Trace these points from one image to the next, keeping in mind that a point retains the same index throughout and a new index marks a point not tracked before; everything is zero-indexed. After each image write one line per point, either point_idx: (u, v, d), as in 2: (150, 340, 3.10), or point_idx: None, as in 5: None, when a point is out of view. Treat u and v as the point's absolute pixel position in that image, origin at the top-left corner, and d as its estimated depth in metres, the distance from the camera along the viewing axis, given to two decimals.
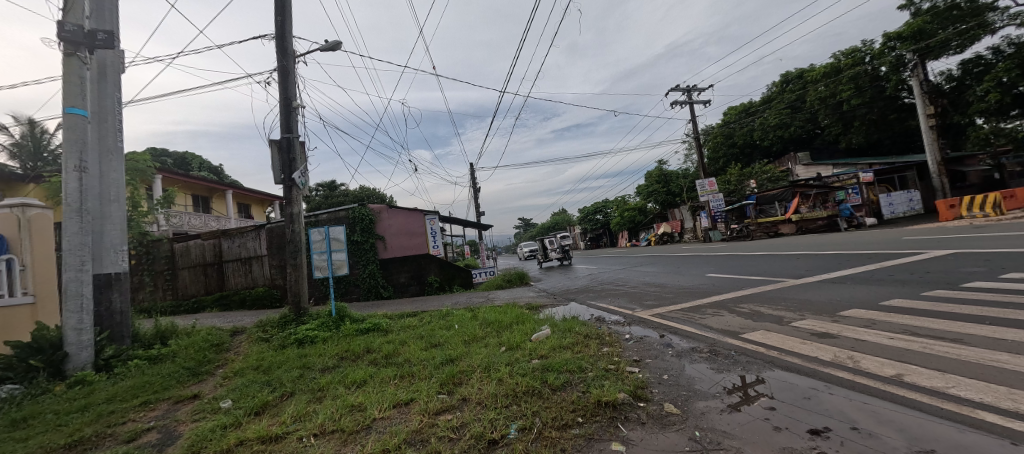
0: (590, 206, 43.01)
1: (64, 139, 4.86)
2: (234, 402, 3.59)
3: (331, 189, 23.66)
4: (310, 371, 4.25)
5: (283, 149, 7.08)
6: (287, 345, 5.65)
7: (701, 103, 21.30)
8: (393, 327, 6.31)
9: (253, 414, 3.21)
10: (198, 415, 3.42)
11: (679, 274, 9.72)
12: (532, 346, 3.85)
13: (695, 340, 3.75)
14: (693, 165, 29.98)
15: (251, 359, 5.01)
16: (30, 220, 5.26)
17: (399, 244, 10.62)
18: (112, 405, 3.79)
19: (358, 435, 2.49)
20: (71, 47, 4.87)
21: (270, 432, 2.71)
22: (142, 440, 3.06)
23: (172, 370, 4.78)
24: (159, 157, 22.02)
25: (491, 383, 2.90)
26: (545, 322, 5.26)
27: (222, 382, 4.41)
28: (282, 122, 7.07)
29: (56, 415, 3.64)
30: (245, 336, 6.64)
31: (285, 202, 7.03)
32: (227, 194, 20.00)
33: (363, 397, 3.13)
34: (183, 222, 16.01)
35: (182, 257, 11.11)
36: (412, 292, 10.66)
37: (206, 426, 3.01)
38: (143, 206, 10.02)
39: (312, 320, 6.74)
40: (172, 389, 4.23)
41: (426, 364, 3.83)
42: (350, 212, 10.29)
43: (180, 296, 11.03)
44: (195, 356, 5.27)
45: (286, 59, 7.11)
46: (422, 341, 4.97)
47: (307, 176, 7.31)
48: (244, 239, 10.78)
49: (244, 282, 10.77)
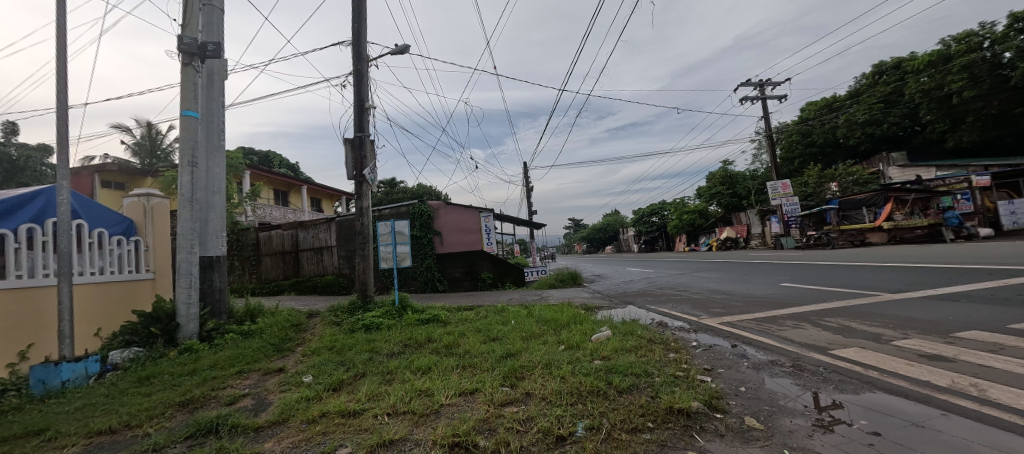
0: (646, 208, 41.43)
1: (181, 138, 5.60)
2: (314, 377, 3.93)
3: (391, 186, 24.94)
4: (378, 355, 4.53)
5: (356, 146, 7.60)
6: (356, 329, 6.07)
7: (775, 98, 19.64)
8: (452, 320, 6.53)
9: (330, 390, 3.49)
10: (284, 387, 3.79)
11: (762, 282, 8.85)
12: (593, 347, 3.79)
13: (775, 354, 3.46)
14: (763, 165, 27.74)
15: (326, 340, 5.44)
16: (154, 207, 6.10)
17: (457, 240, 10.98)
18: (215, 372, 4.32)
19: (428, 418, 2.61)
20: (187, 57, 5.62)
21: (348, 408, 2.93)
22: (240, 404, 3.46)
23: (260, 345, 5.32)
24: (247, 156, 24.64)
25: (555, 380, 2.91)
26: (603, 323, 5.14)
27: (302, 359, 4.83)
28: (355, 122, 7.58)
29: (173, 376, 4.23)
30: (320, 319, 7.22)
31: (356, 197, 7.53)
32: (302, 189, 21.85)
33: (429, 383, 3.26)
34: (266, 214, 17.82)
35: (265, 245, 12.33)
36: (466, 287, 10.93)
37: (293, 397, 3.32)
38: (235, 198, 11.25)
39: (378, 307, 7.17)
40: (261, 361, 4.72)
41: (487, 357, 3.92)
42: (411, 207, 10.79)
43: (263, 280, 12.26)
44: (279, 334, 5.83)
45: (360, 63, 7.62)
46: (481, 335, 5.09)
47: (375, 173, 7.78)
48: (317, 231, 11.71)
49: (316, 269, 11.71)
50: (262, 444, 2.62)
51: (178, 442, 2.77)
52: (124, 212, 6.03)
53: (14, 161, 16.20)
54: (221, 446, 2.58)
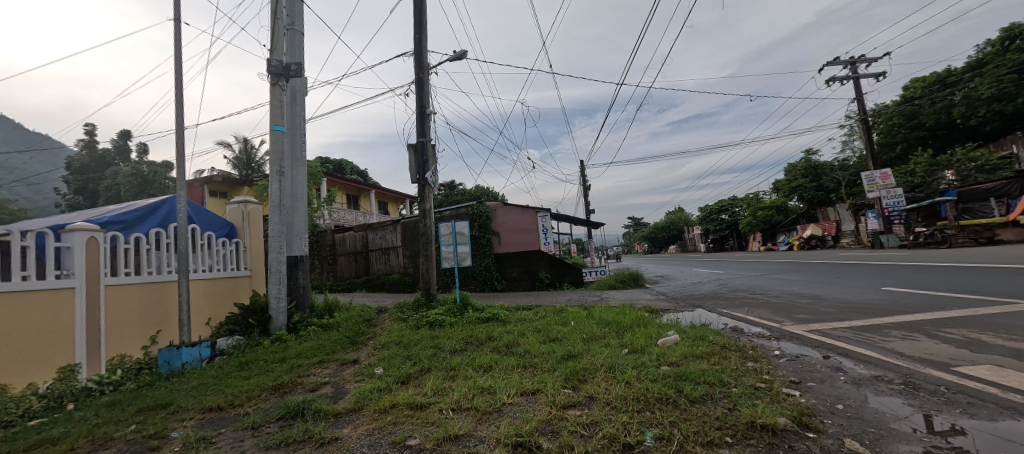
0: (714, 205, 38.71)
1: (271, 150, 6.28)
2: (384, 370, 4.17)
3: (451, 189, 25.82)
4: (441, 351, 4.71)
5: (418, 151, 7.95)
6: (421, 326, 6.36)
7: (870, 76, 17.37)
8: (511, 319, 6.58)
9: (399, 382, 3.69)
10: (358, 377, 4.07)
11: (858, 285, 7.83)
12: (660, 352, 3.60)
13: (877, 368, 3.03)
14: (855, 154, 24.64)
15: (394, 335, 5.76)
16: (250, 212, 6.88)
17: (515, 240, 11.05)
18: (300, 360, 4.76)
19: (491, 415, 2.65)
20: (274, 78, 6.28)
21: (416, 400, 3.06)
22: (321, 391, 3.78)
23: (338, 337, 5.77)
24: (324, 164, 26.92)
25: (620, 384, 2.81)
26: (669, 327, 4.88)
27: (373, 352, 5.16)
28: (418, 128, 7.94)
29: (266, 362, 4.72)
30: (388, 314, 7.66)
31: (419, 199, 7.89)
32: (371, 194, 23.37)
33: (491, 381, 3.31)
34: (340, 218, 19.34)
35: (340, 246, 13.38)
36: (524, 287, 10.97)
37: (367, 387, 3.55)
38: (314, 203, 12.35)
39: (441, 305, 7.45)
40: (338, 353, 5.12)
41: (547, 357, 3.89)
42: (470, 208, 11.06)
43: (339, 277, 13.31)
44: (354, 328, 6.28)
45: (421, 72, 7.96)
46: (540, 335, 5.07)
47: (437, 176, 8.09)
48: (384, 232, 12.45)
49: (384, 268, 12.46)
50: (341, 430, 2.83)
51: (271, 422, 3.09)
52: (226, 216, 6.86)
53: (144, 176, 19.16)
54: (306, 429, 2.82)
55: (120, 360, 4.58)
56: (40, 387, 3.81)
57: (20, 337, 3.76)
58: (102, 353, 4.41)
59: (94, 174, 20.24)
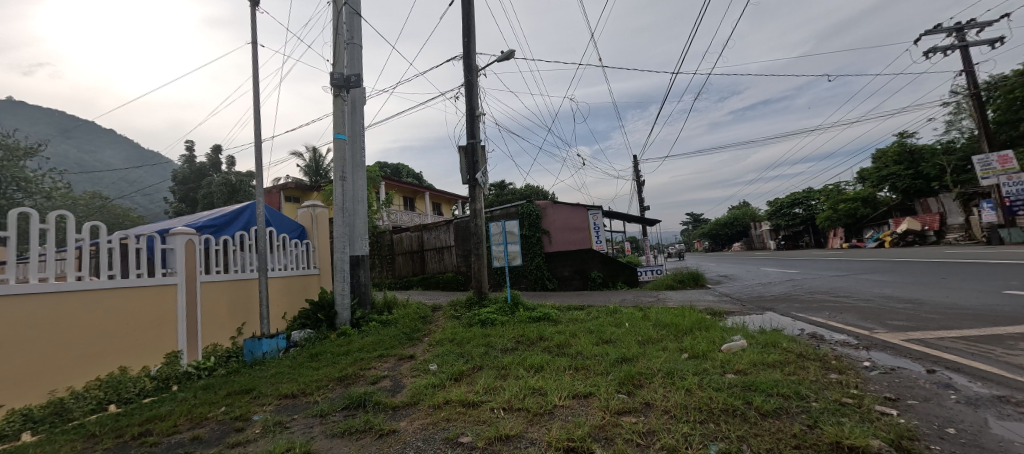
0: (785, 199, 35.53)
1: (335, 157, 6.72)
2: (438, 366, 4.28)
3: (501, 189, 26.10)
4: (493, 350, 4.74)
5: (469, 153, 8.09)
6: (473, 324, 6.47)
7: (981, 45, 14.97)
8: (563, 319, 6.48)
9: (452, 379, 3.76)
10: (414, 372, 4.20)
11: (969, 287, 6.75)
12: (725, 358, 3.34)
13: (1001, 387, 2.57)
14: (961, 135, 21.38)
15: (448, 333, 5.90)
16: (318, 215, 7.41)
17: (566, 239, 10.88)
18: (362, 354, 5.02)
19: (543, 417, 2.60)
20: (336, 90, 6.72)
21: (469, 398, 3.09)
22: (380, 385, 3.96)
23: (396, 333, 6.03)
24: (383, 169, 28.41)
25: (680, 393, 2.63)
26: (734, 331, 4.53)
27: (428, 348, 5.32)
28: (468, 130, 8.08)
29: (333, 355, 5.05)
30: (442, 312, 7.87)
31: (470, 200, 8.03)
32: (426, 195, 24.26)
33: (542, 382, 3.26)
34: (398, 219, 20.29)
35: (397, 245, 14.03)
36: (576, 286, 10.77)
37: (422, 383, 3.65)
38: (374, 205, 13.06)
39: (492, 303, 7.53)
40: (396, 348, 5.34)
41: (600, 360, 3.77)
42: (520, 208, 11.09)
43: (397, 276, 13.96)
44: (411, 325, 6.53)
45: (471, 75, 8.09)
46: (594, 336, 4.93)
47: (487, 176, 8.18)
48: (438, 232, 12.85)
49: (438, 267, 12.87)
50: (398, 422, 2.93)
51: (337, 411, 3.28)
52: (297, 220, 7.44)
53: (233, 185, 21.38)
54: (367, 420, 2.96)
55: (213, 348, 5.14)
56: (151, 370, 4.35)
57: (138, 327, 4.33)
58: (198, 341, 4.97)
59: (193, 184, 22.92)
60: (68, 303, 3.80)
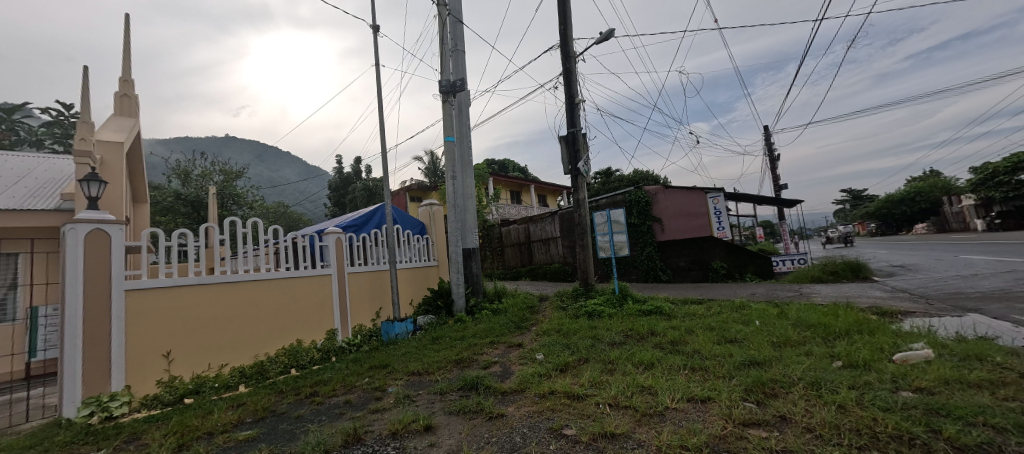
0: (997, 164, 26.83)
1: (445, 158, 7.28)
2: (545, 356, 4.33)
3: (607, 176, 25.20)
4: (600, 343, 4.61)
5: (569, 142, 7.97)
6: (580, 315, 6.38)
7: None
8: (679, 314, 5.95)
9: (558, 370, 3.76)
10: (522, 360, 4.33)
11: None
12: (896, 371, 2.67)
13: None
14: None
15: (555, 323, 5.94)
16: (434, 211, 8.12)
17: (681, 227, 9.99)
18: (475, 340, 5.36)
19: (653, 419, 2.42)
20: (444, 97, 7.29)
21: (574, 390, 3.05)
22: (491, 369, 4.18)
23: (505, 321, 6.30)
24: (490, 165, 29.86)
25: (830, 410, 2.18)
26: (911, 337, 3.59)
27: (536, 338, 5.41)
28: (568, 119, 7.95)
29: (451, 339, 5.49)
30: (549, 302, 7.96)
31: (573, 190, 7.91)
32: (531, 188, 24.73)
33: (652, 381, 3.04)
34: (506, 212, 21.13)
35: (506, 238, 14.63)
36: (693, 277, 9.86)
37: (529, 371, 3.73)
38: (483, 200, 13.83)
39: (599, 295, 7.34)
40: (506, 336, 5.58)
41: (723, 361, 3.37)
42: (627, 195, 10.55)
43: (506, 266, 14.58)
44: (519, 314, 6.75)
45: (569, 62, 7.91)
46: (716, 334, 4.42)
47: (589, 165, 7.95)
48: (544, 224, 13.00)
49: (545, 258, 13.05)
50: (507, 407, 3.04)
51: (454, 391, 3.55)
52: (418, 217, 8.28)
53: (371, 189, 24.76)
54: (478, 402, 3.14)
55: (360, 327, 6.05)
56: (318, 342, 5.32)
57: (308, 308, 5.32)
58: (350, 320, 5.91)
59: (341, 191, 27.23)
60: (262, 288, 4.86)
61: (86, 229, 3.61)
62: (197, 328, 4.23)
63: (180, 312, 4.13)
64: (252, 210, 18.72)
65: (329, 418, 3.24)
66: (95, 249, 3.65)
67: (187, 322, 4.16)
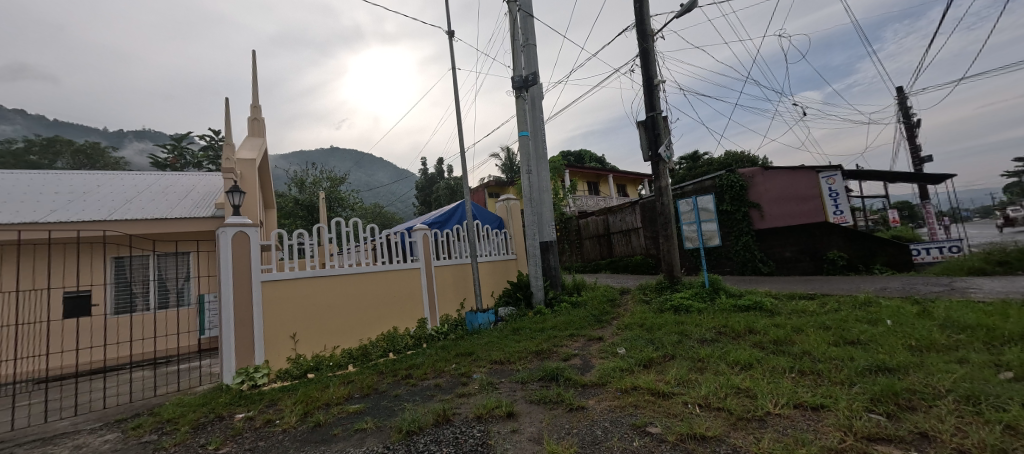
0: None
1: (520, 153, 7.38)
2: (627, 351, 4.17)
3: (694, 161, 23.32)
4: (688, 339, 4.30)
5: (649, 127, 7.53)
6: (665, 310, 6.03)
7: None
8: (783, 310, 5.30)
9: (642, 365, 3.60)
10: (603, 354, 4.23)
11: None
12: None
13: None
14: None
15: (637, 317, 5.69)
16: (511, 206, 8.29)
17: (785, 211, 8.86)
18: (555, 332, 5.37)
19: (752, 424, 2.21)
20: (517, 92, 7.39)
21: (659, 387, 2.90)
22: (571, 362, 4.16)
23: (585, 314, 6.20)
24: (566, 157, 29.51)
25: (992, 430, 1.79)
26: None
27: (617, 332, 5.25)
28: (646, 103, 7.52)
29: (531, 331, 5.56)
30: (631, 295, 7.65)
31: (654, 177, 7.48)
32: (609, 178, 23.93)
33: (750, 382, 2.77)
34: (583, 204, 20.73)
35: (584, 230, 14.39)
36: (802, 270, 8.70)
37: (610, 365, 3.63)
38: (559, 192, 13.76)
39: (687, 288, 6.85)
40: (586, 329, 5.51)
41: (840, 366, 2.93)
42: (718, 180, 9.63)
43: (585, 259, 14.35)
44: (599, 307, 6.60)
45: (646, 41, 7.46)
46: (831, 334, 3.86)
47: (672, 149, 7.42)
48: (624, 215, 12.52)
49: (626, 250, 12.56)
50: (588, 400, 3.00)
51: (534, 381, 3.61)
52: (496, 212, 8.52)
53: (452, 187, 26.12)
54: (558, 393, 3.14)
55: (447, 316, 6.43)
56: (411, 329, 5.78)
57: (402, 298, 5.80)
58: (437, 310, 6.30)
59: (427, 191, 29.11)
60: (364, 280, 5.42)
61: (234, 230, 4.34)
62: (315, 314, 4.87)
63: (302, 300, 4.79)
64: (353, 211, 21.02)
65: (422, 398, 3.51)
66: (239, 248, 4.37)
67: (307, 309, 4.82)
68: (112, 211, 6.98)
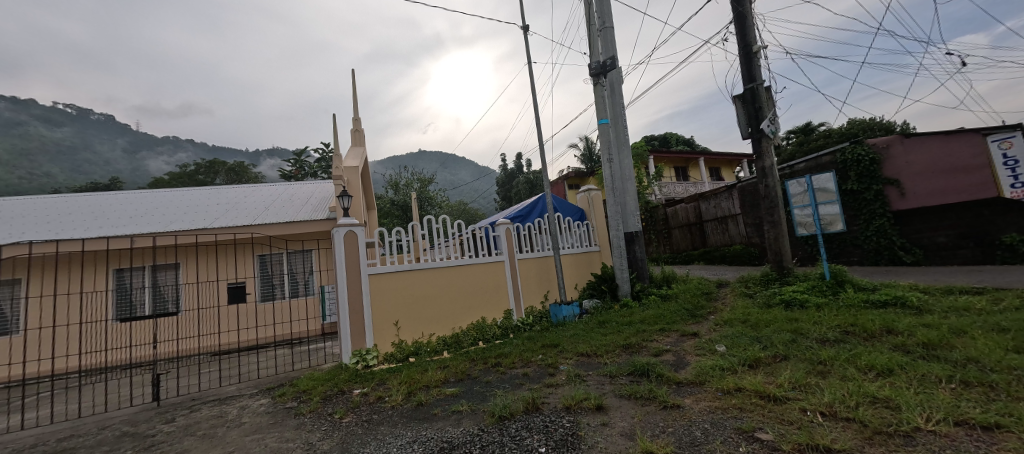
0: None
1: (600, 142, 7.18)
2: (728, 348, 3.83)
3: (806, 135, 20.35)
4: (804, 339, 3.80)
5: (747, 101, 6.77)
6: (773, 305, 5.40)
7: None
8: (935, 307, 4.39)
9: (747, 365, 3.28)
10: (699, 351, 3.95)
11: None
12: None
13: None
14: None
15: (739, 312, 5.18)
16: (592, 197, 8.10)
17: (935, 187, 7.28)
18: (645, 326, 5.14)
19: (894, 441, 1.88)
20: (596, 79, 7.18)
21: (768, 390, 2.62)
22: (663, 358, 3.95)
23: (677, 308, 5.83)
24: (650, 142, 27.92)
25: None
26: None
27: (715, 328, 4.85)
28: (744, 74, 6.77)
29: (618, 324, 5.41)
30: (730, 289, 6.98)
31: (755, 157, 6.71)
32: (700, 161, 22.06)
33: (890, 392, 2.35)
34: (671, 191, 19.41)
35: (673, 219, 13.48)
36: (960, 258, 7.10)
37: (709, 363, 3.37)
38: (644, 180, 13.09)
39: (800, 281, 6.03)
40: (679, 324, 5.18)
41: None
42: (838, 154, 8.25)
43: (675, 250, 13.45)
44: (693, 301, 6.16)
45: (741, 5, 6.70)
46: (1008, 340, 3.09)
47: (777, 124, 6.58)
48: (719, 200, 11.45)
49: (722, 239, 11.49)
50: (684, 399, 2.82)
51: (624, 375, 3.50)
52: (577, 204, 8.40)
53: (532, 181, 26.41)
54: (651, 389, 3.01)
55: (532, 308, 6.55)
56: (499, 320, 6.01)
57: (489, 290, 6.05)
58: (522, 302, 6.44)
59: (507, 186, 29.78)
60: (455, 273, 5.75)
61: (345, 230, 4.92)
62: (413, 304, 5.32)
63: (403, 291, 5.26)
64: (441, 209, 22.40)
65: (512, 386, 3.63)
66: (349, 245, 4.94)
67: (407, 299, 5.28)
68: (256, 217, 8.46)
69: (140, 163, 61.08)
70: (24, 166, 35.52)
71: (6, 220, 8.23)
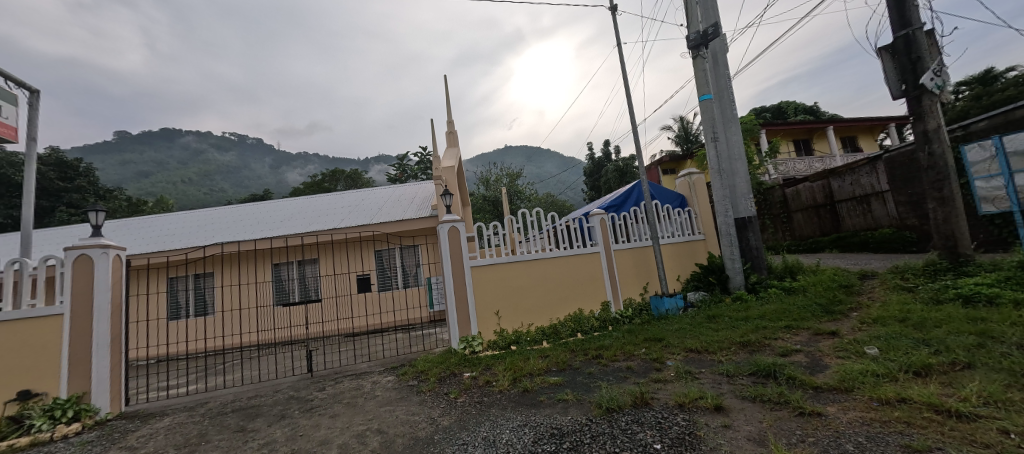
0: None
1: (702, 120, 6.55)
2: (882, 351, 3.22)
3: (986, 85, 15.97)
4: (995, 343, 3.02)
5: (899, 52, 5.55)
6: (944, 301, 4.38)
7: None
8: None
9: (911, 373, 2.72)
10: (841, 353, 3.39)
11: None
12: None
13: None
14: None
15: (894, 309, 4.31)
16: (694, 180, 7.44)
17: None
18: (766, 322, 4.59)
19: None
20: (695, 51, 6.55)
21: (945, 404, 2.15)
22: (793, 358, 3.48)
23: (807, 303, 5.09)
24: (760, 115, 24.67)
25: None
26: None
27: (859, 327, 4.12)
28: (893, 20, 5.56)
29: (731, 319, 4.92)
30: (879, 281, 5.83)
31: (912, 120, 5.48)
32: (828, 131, 18.83)
33: None
34: (790, 169, 16.92)
35: (794, 201, 11.75)
36: None
37: (856, 366, 2.88)
38: (755, 159, 11.63)
39: (984, 272, 4.78)
40: (810, 320, 4.52)
41: None
42: None
43: (798, 236, 11.73)
44: (827, 295, 5.30)
45: None
46: None
47: (943, 75, 5.28)
48: (858, 176, 9.64)
49: (862, 223, 9.68)
50: (825, 406, 2.46)
51: (744, 375, 3.18)
52: (677, 190, 7.81)
53: (623, 169, 25.31)
54: (782, 392, 2.68)
55: (631, 300, 6.30)
56: (597, 312, 5.92)
57: (585, 282, 5.98)
58: (621, 294, 6.23)
59: (596, 176, 28.95)
60: (550, 265, 5.81)
61: (448, 226, 5.29)
62: (512, 295, 5.51)
63: (502, 282, 5.49)
64: (531, 202, 22.78)
65: (616, 379, 3.56)
66: (453, 240, 5.30)
67: (506, 290, 5.49)
68: (373, 217, 9.65)
69: (282, 176, 73.16)
70: (206, 184, 45.07)
71: (201, 227, 10.56)
